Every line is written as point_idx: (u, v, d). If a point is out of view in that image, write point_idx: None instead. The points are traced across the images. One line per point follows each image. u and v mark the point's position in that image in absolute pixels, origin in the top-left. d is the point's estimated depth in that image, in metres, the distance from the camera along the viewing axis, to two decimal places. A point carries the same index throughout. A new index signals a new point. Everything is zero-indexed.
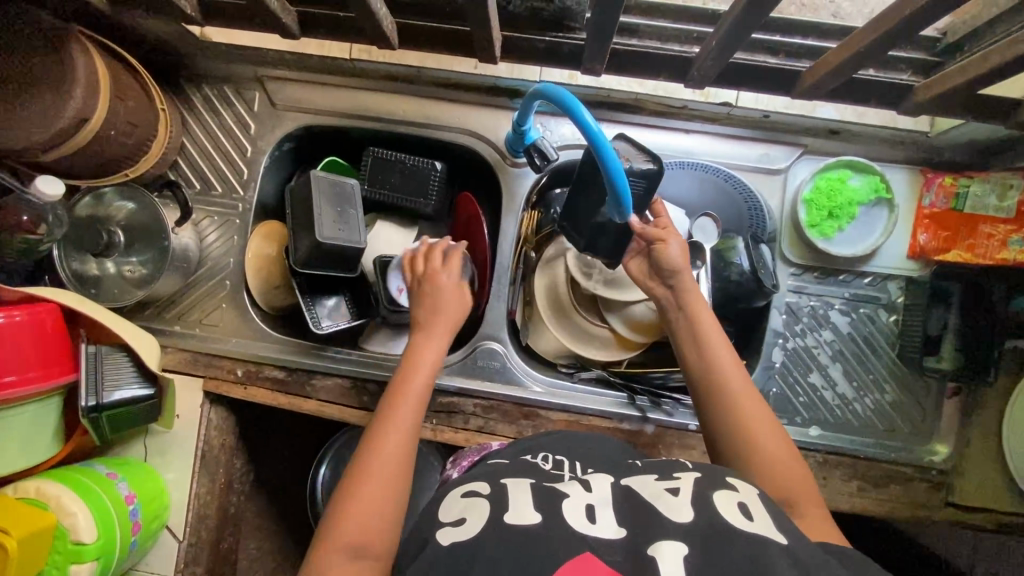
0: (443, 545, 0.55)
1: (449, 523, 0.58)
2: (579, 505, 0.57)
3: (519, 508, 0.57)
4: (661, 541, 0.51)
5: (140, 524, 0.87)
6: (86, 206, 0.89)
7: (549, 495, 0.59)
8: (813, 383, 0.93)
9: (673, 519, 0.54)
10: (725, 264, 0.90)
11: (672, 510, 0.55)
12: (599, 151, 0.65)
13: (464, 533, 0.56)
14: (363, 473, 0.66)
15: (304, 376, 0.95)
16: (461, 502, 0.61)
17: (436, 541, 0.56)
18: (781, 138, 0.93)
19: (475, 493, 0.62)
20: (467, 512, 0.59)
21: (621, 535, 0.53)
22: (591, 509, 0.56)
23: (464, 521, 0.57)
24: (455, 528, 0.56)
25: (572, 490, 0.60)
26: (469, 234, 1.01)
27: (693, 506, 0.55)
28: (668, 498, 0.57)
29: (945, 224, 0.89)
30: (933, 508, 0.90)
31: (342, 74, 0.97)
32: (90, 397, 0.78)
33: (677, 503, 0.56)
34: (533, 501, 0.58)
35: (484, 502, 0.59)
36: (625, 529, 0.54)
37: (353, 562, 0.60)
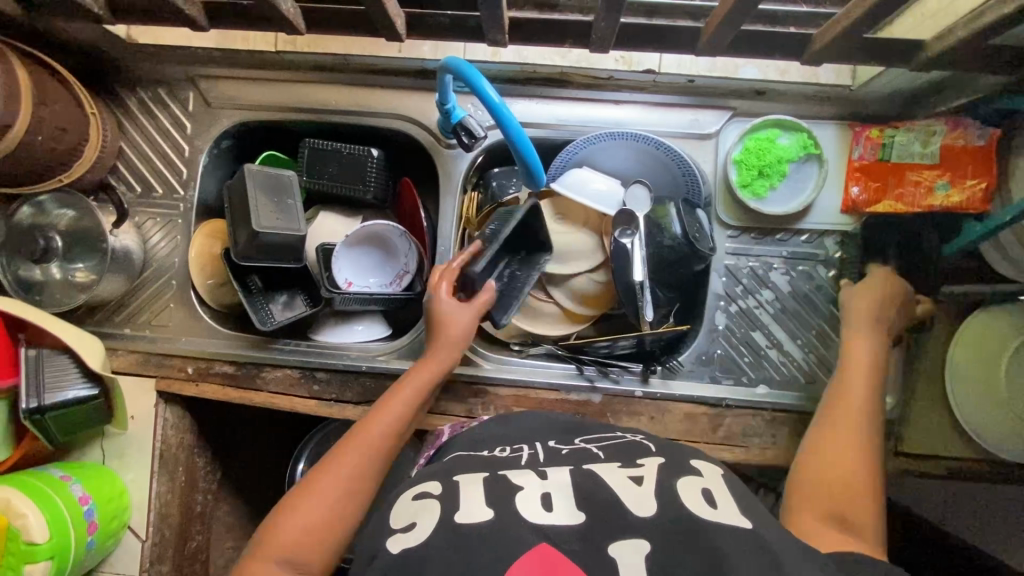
0: (393, 553, 0.56)
1: (400, 529, 0.58)
2: (535, 496, 0.58)
3: (471, 506, 0.58)
4: (623, 539, 0.53)
5: (98, 524, 0.88)
6: (27, 214, 0.90)
7: (500, 489, 0.60)
8: (757, 342, 0.94)
9: (637, 513, 0.55)
10: (660, 230, 0.90)
11: (637, 502, 0.56)
12: (501, 124, 0.69)
13: (414, 537, 0.56)
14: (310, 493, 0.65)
15: (254, 369, 0.96)
16: (412, 506, 0.61)
17: (386, 550, 0.57)
18: (709, 102, 0.93)
19: (427, 493, 0.62)
20: (417, 516, 0.59)
21: (578, 519, 0.55)
22: (546, 497, 0.58)
23: (413, 528, 0.57)
24: (406, 534, 0.57)
25: (526, 481, 0.61)
26: (412, 223, 1.04)
27: (656, 497, 0.57)
28: (632, 487, 0.59)
29: (875, 175, 0.89)
30: (883, 457, 0.91)
31: (272, 68, 0.98)
32: (30, 400, 0.79)
33: (641, 494, 0.58)
34: (484, 495, 0.59)
35: (434, 504, 0.59)
36: (582, 514, 0.56)
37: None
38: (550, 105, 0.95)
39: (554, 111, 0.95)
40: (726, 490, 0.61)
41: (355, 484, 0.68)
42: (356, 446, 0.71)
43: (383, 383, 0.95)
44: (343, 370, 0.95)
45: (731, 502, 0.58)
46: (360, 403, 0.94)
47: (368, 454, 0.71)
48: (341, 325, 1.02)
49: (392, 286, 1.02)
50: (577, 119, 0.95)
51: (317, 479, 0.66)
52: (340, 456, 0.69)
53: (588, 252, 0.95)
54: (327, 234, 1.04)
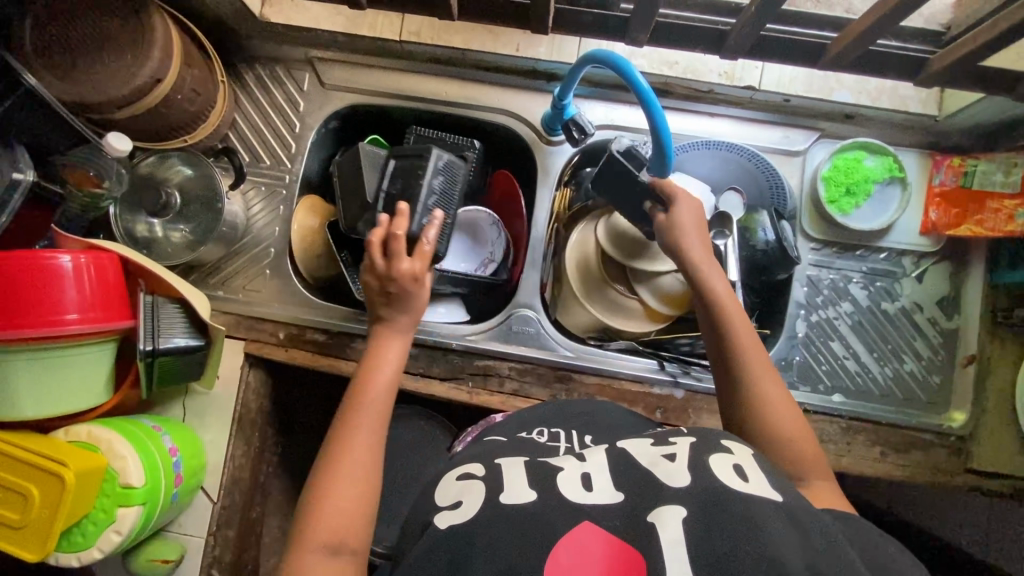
0: (439, 528, 0.60)
1: (447, 507, 0.62)
2: (576, 476, 0.63)
3: (514, 487, 0.62)
4: (661, 508, 0.55)
5: (182, 477, 0.89)
6: (148, 165, 0.93)
7: (541, 470, 0.65)
8: (835, 351, 0.98)
9: (672, 485, 0.58)
10: (750, 237, 0.95)
11: (669, 475, 0.59)
12: (649, 108, 0.72)
13: (460, 514, 0.61)
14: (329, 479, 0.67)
15: (344, 339, 0.98)
16: (456, 486, 0.66)
17: (435, 524, 0.60)
18: (799, 122, 1.00)
19: (470, 475, 0.68)
20: (462, 494, 0.64)
21: (617, 498, 0.58)
22: (588, 478, 0.62)
23: (460, 505, 0.61)
24: (451, 513, 0.61)
25: (568, 463, 0.65)
26: (502, 211, 1.09)
27: (690, 470, 0.59)
28: (667, 465, 0.61)
29: (956, 202, 0.95)
30: (953, 473, 0.93)
31: (387, 57, 1.03)
32: (146, 342, 0.80)
33: (674, 468, 0.60)
34: (527, 478, 0.63)
35: (478, 485, 0.64)
36: (621, 493, 0.59)
37: (325, 558, 0.62)
38: None
39: None
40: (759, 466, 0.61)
41: (370, 456, 0.71)
42: (359, 418, 0.73)
43: (470, 362, 0.97)
44: (432, 346, 0.98)
45: (764, 474, 0.59)
46: (446, 380, 0.96)
47: (372, 422, 0.73)
48: (426, 305, 1.04)
49: (479, 271, 1.06)
50: (675, 127, 1.01)
51: (332, 460, 0.68)
52: (346, 435, 0.71)
53: None
54: None
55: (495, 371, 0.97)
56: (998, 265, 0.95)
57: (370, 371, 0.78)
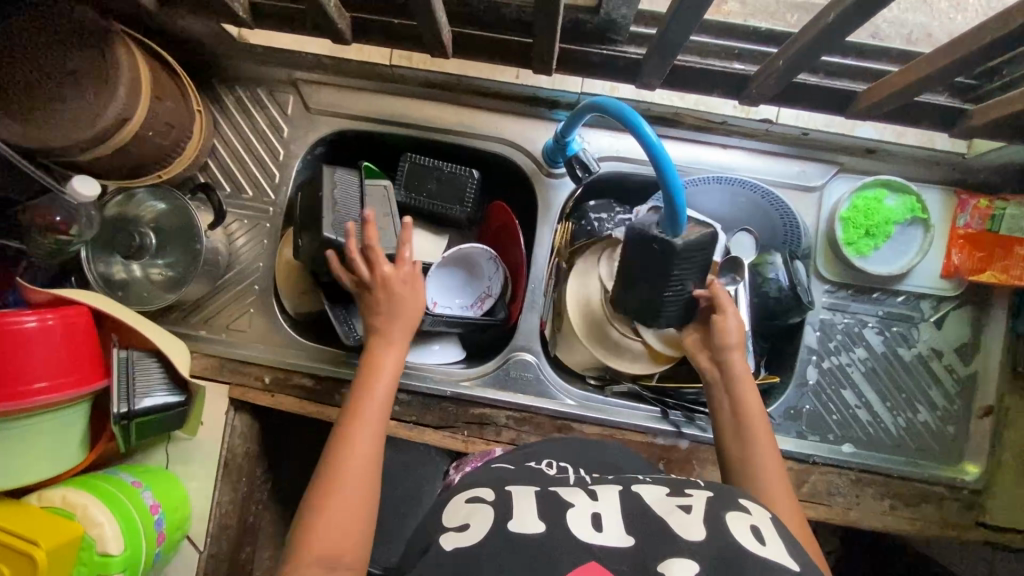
0: (444, 550, 0.56)
1: (452, 530, 0.59)
2: (586, 513, 0.57)
3: (524, 518, 0.57)
4: (671, 557, 0.50)
5: (165, 534, 0.85)
6: (116, 205, 0.87)
7: (553, 504, 0.59)
8: (846, 400, 0.94)
9: (685, 537, 0.52)
10: (762, 280, 0.89)
11: (684, 526, 0.53)
12: (663, 171, 0.67)
13: (466, 539, 0.56)
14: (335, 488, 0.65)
15: (334, 385, 0.93)
16: (464, 509, 0.63)
17: (439, 546, 0.57)
18: (818, 156, 0.93)
19: (479, 501, 0.63)
20: (470, 519, 0.59)
21: (629, 543, 0.53)
22: (597, 515, 0.56)
23: (466, 529, 0.57)
24: (459, 535, 0.57)
25: (577, 498, 0.60)
26: (501, 242, 1.02)
27: (704, 524, 0.54)
28: (681, 514, 0.56)
29: (981, 246, 0.89)
30: (964, 527, 0.90)
31: (377, 80, 0.96)
32: (121, 404, 0.76)
33: (689, 520, 0.55)
34: (537, 509, 0.58)
35: (487, 512, 0.59)
36: (632, 538, 0.53)
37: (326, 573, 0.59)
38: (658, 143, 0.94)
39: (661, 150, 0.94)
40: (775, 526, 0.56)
41: (370, 464, 0.69)
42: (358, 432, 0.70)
43: (465, 410, 0.93)
44: (426, 393, 0.93)
45: (780, 538, 0.54)
46: (441, 428, 0.92)
47: (372, 433, 0.71)
48: (419, 344, 0.99)
49: (475, 308, 1.00)
50: (685, 160, 0.94)
51: (328, 477, 0.66)
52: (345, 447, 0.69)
53: None
54: (414, 250, 1.03)
55: (492, 419, 0.93)
56: (1020, 314, 0.91)
57: (375, 374, 0.76)
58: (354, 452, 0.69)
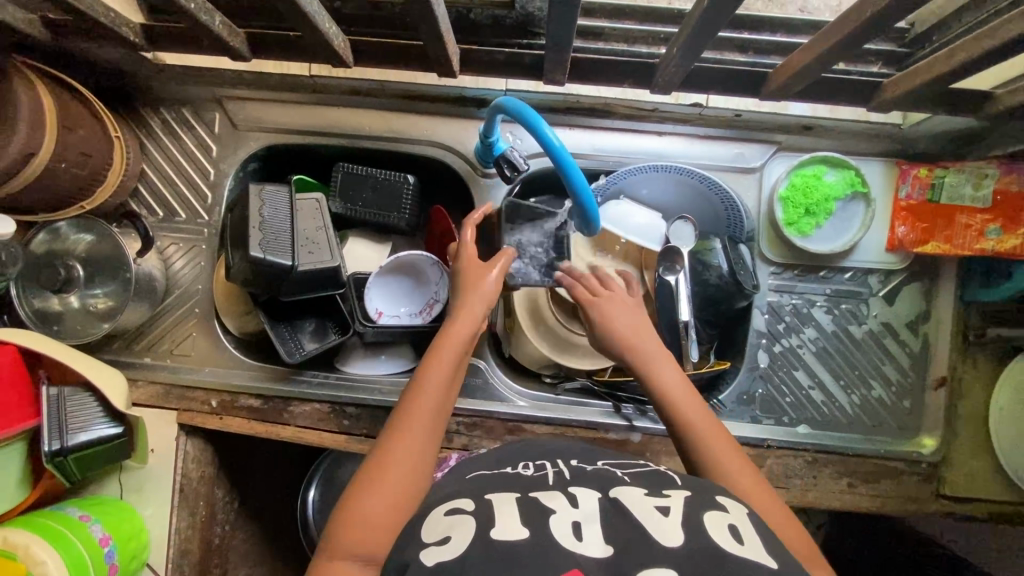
0: (426, 565, 0.53)
1: (433, 542, 0.55)
2: (566, 520, 0.54)
3: (507, 523, 0.54)
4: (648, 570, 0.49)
5: (118, 566, 0.85)
6: (42, 242, 0.85)
7: (531, 508, 0.57)
8: (799, 381, 0.93)
9: (665, 542, 0.51)
10: (704, 267, 0.88)
11: (661, 532, 0.52)
12: (563, 169, 0.65)
13: (447, 553, 0.53)
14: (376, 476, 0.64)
15: (280, 403, 0.93)
16: (445, 518, 0.58)
17: (419, 562, 0.53)
18: (754, 136, 0.91)
19: (456, 510, 0.59)
20: (451, 531, 0.56)
21: (608, 555, 0.51)
22: (578, 526, 0.54)
23: (449, 541, 0.54)
24: (439, 547, 0.53)
25: (559, 504, 0.57)
26: (445, 249, 1.00)
27: (683, 528, 0.53)
28: (659, 517, 0.54)
29: (924, 217, 0.88)
30: (924, 500, 0.90)
31: (301, 90, 0.94)
32: (52, 441, 0.75)
33: (667, 524, 0.53)
34: (519, 513, 0.55)
35: (468, 519, 0.56)
36: (612, 548, 0.52)
37: (356, 563, 0.58)
38: (592, 135, 0.93)
39: (594, 142, 0.93)
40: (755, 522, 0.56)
41: (415, 465, 0.66)
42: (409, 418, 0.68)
43: None
44: (375, 405, 0.92)
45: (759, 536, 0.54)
46: None
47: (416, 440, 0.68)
48: (369, 357, 0.98)
49: (423, 315, 0.98)
50: (619, 149, 0.93)
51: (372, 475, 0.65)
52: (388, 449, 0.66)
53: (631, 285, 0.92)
54: (354, 259, 1.01)
55: None
56: (969, 281, 0.89)
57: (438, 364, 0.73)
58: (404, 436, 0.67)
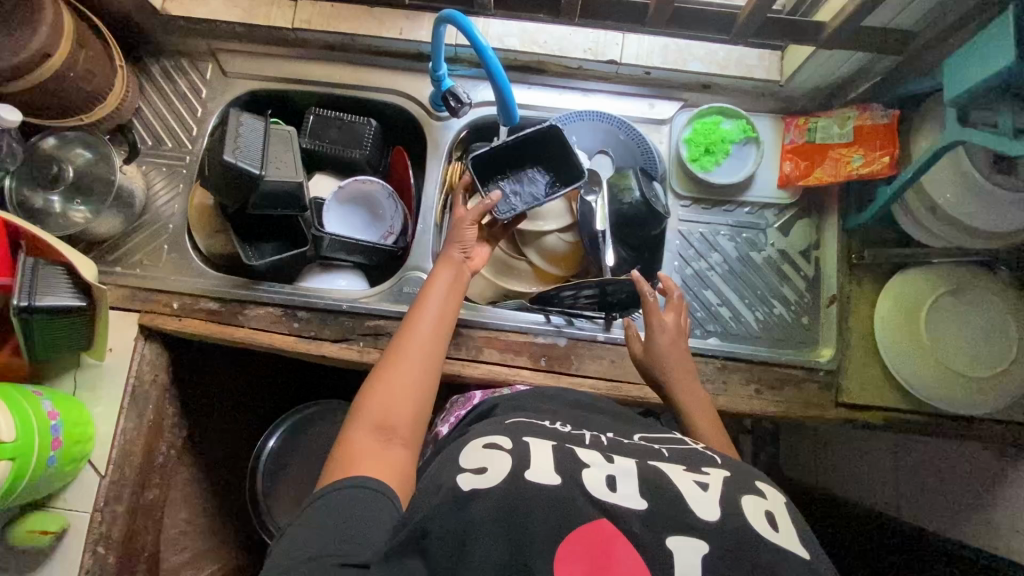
0: (462, 489, 0.57)
1: (471, 470, 0.59)
2: (600, 473, 0.58)
3: (539, 467, 0.59)
4: (680, 536, 0.52)
5: (62, 442, 0.88)
6: (50, 146, 0.99)
7: (566, 458, 0.61)
8: (709, 299, 1.03)
9: (702, 516, 0.54)
10: (620, 191, 1.03)
11: (701, 506, 0.55)
12: (484, 59, 0.84)
13: (484, 481, 0.57)
14: (388, 374, 0.74)
15: (237, 306, 1.01)
16: (480, 452, 0.62)
17: (455, 484, 0.58)
18: (663, 93, 1.09)
19: (494, 446, 0.63)
20: (486, 462, 0.60)
21: (641, 506, 0.55)
22: (611, 478, 0.58)
23: (485, 471, 0.58)
24: (476, 476, 0.58)
25: (593, 459, 0.61)
26: (401, 187, 1.14)
27: (720, 505, 0.55)
28: (700, 493, 0.57)
29: (804, 155, 1.04)
30: (825, 406, 0.98)
31: (284, 45, 1.11)
32: (21, 297, 0.82)
33: (708, 499, 0.56)
34: (552, 461, 0.60)
35: (504, 458, 0.60)
36: (645, 501, 0.55)
37: (379, 443, 0.68)
38: (529, 90, 1.10)
39: (530, 96, 1.10)
40: (790, 517, 0.57)
41: (420, 365, 0.77)
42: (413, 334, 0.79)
43: (361, 323, 1.00)
44: (324, 309, 1.00)
45: (793, 528, 0.56)
46: (338, 340, 0.99)
47: (419, 361, 0.77)
48: (324, 273, 1.08)
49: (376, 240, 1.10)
50: (551, 101, 1.10)
51: (379, 386, 0.73)
52: (394, 364, 0.76)
53: (558, 214, 1.05)
54: (320, 193, 1.14)
55: (385, 330, 1.00)
56: (848, 211, 1.03)
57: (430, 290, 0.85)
58: (409, 344, 0.78)
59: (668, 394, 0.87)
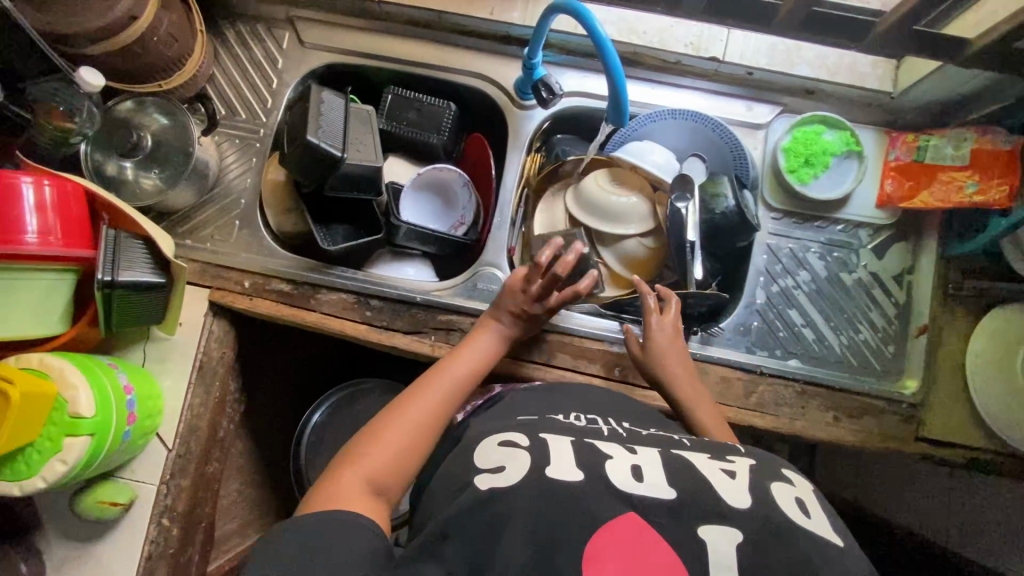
0: (479, 490, 0.58)
1: (488, 470, 0.61)
2: (626, 464, 0.60)
3: (562, 464, 0.59)
4: (713, 525, 0.54)
5: (135, 417, 0.88)
6: (126, 109, 0.95)
7: (590, 453, 0.62)
8: (793, 319, 0.99)
9: (732, 503, 0.56)
10: (712, 199, 0.98)
11: (731, 493, 0.57)
12: (604, 54, 0.77)
13: (501, 480, 0.59)
14: (397, 417, 0.74)
15: (309, 290, 0.99)
16: (498, 452, 0.63)
17: (474, 486, 0.59)
18: (762, 97, 1.03)
19: (512, 443, 0.64)
20: (505, 462, 0.61)
21: (671, 495, 0.56)
22: (638, 468, 0.60)
23: (504, 470, 0.59)
24: (494, 475, 0.59)
25: (617, 452, 0.63)
26: (475, 174, 1.10)
27: (752, 492, 0.57)
28: (727, 481, 0.59)
29: (909, 175, 0.98)
30: (904, 440, 0.95)
31: (366, 18, 1.06)
32: (105, 273, 0.80)
33: (736, 486, 0.58)
34: (574, 457, 0.61)
35: (523, 454, 0.61)
36: (676, 491, 0.57)
37: (366, 492, 0.66)
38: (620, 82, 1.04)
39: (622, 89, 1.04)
40: (819, 504, 0.60)
41: (429, 418, 0.76)
42: (433, 382, 0.80)
43: (433, 316, 0.98)
44: (396, 300, 0.98)
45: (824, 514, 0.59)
46: (409, 333, 0.97)
47: (429, 408, 0.77)
48: (394, 262, 1.06)
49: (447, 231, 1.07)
50: (641, 95, 1.04)
51: (384, 436, 0.72)
52: (402, 415, 0.74)
53: (640, 216, 1.01)
54: (393, 177, 1.10)
55: (457, 326, 0.97)
56: (950, 238, 0.98)
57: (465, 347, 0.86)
58: (427, 392, 0.78)
59: (667, 395, 0.87)
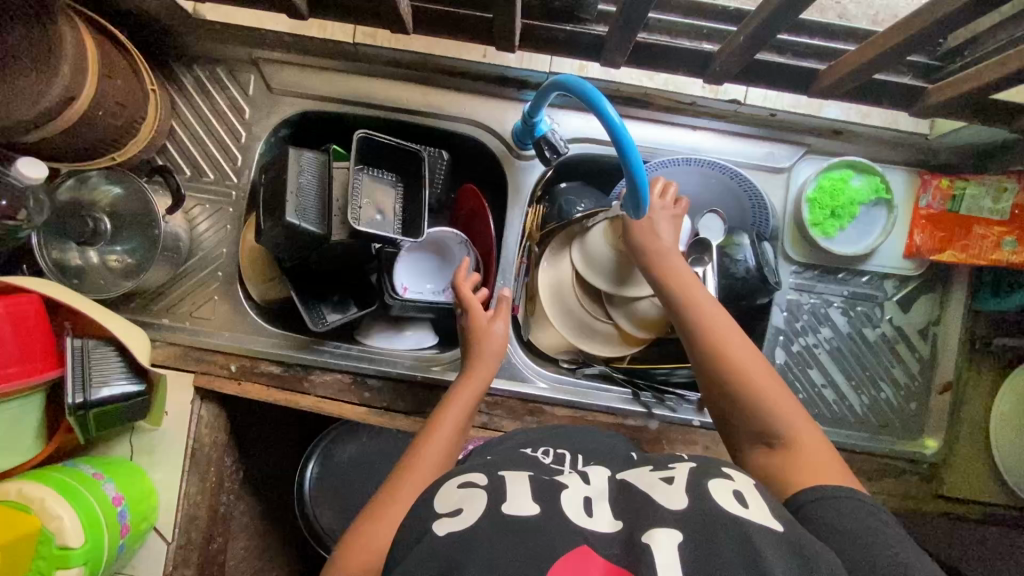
0: (438, 535, 0.51)
1: (447, 514, 0.54)
2: (577, 496, 0.54)
3: (518, 499, 0.53)
4: (655, 529, 0.48)
5: (129, 526, 0.83)
6: (69, 189, 0.84)
7: (544, 483, 0.57)
8: (812, 379, 0.95)
9: (669, 507, 0.51)
10: (731, 262, 0.90)
11: (667, 496, 0.52)
12: (623, 148, 0.66)
13: (461, 524, 0.52)
14: (393, 493, 0.66)
15: (301, 372, 0.92)
16: (458, 492, 0.57)
17: (432, 532, 0.52)
18: (784, 138, 0.94)
19: (472, 483, 0.59)
20: (463, 503, 0.55)
21: (616, 527, 0.50)
22: (589, 501, 0.54)
23: (460, 512, 0.53)
24: (452, 519, 0.52)
25: (571, 481, 0.57)
26: (470, 228, 1.01)
27: (687, 493, 0.52)
28: (664, 487, 0.54)
29: (942, 226, 0.91)
30: (924, 499, 0.93)
31: (342, 58, 0.93)
32: (76, 394, 0.74)
33: (673, 491, 0.53)
34: (531, 490, 0.55)
35: (482, 492, 0.55)
36: (620, 522, 0.51)
37: None
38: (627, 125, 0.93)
39: (633, 133, 0.93)
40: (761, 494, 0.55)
41: (427, 491, 0.67)
42: (431, 446, 0.71)
43: (436, 394, 0.92)
44: (396, 379, 0.92)
45: (766, 504, 0.52)
46: (411, 414, 0.91)
47: (427, 479, 0.68)
48: (390, 330, 0.97)
49: (447, 293, 0.97)
50: (651, 139, 0.94)
51: (396, 477, 0.68)
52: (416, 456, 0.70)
53: None
54: None
55: None
56: (979, 290, 0.94)
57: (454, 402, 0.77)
58: (426, 456, 0.70)
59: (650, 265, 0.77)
